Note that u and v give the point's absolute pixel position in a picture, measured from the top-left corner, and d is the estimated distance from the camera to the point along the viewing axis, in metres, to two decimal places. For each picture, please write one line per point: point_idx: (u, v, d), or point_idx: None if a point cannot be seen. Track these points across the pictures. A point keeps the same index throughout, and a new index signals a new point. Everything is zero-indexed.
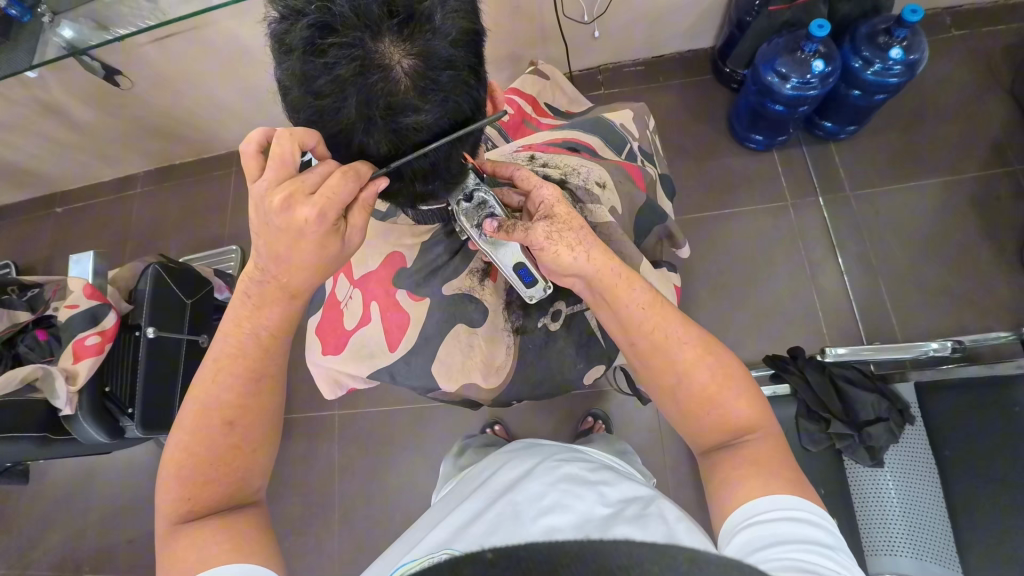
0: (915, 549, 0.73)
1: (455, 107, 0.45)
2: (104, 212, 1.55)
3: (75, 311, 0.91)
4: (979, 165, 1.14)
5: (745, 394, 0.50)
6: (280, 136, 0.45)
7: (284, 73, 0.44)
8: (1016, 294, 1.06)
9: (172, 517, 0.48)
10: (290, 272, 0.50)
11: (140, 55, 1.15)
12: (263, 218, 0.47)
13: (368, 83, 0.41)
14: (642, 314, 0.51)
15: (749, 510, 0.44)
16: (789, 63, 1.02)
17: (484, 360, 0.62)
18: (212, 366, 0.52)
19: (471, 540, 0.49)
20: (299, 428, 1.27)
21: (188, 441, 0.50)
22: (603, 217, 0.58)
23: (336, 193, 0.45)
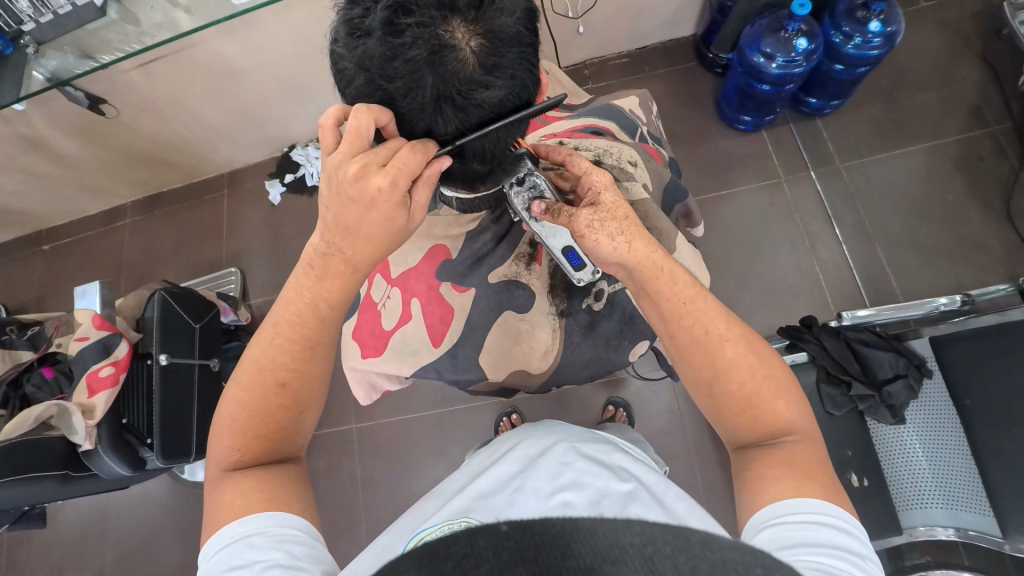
0: (946, 499, 0.80)
1: (520, 85, 0.46)
2: (94, 246, 1.51)
3: (85, 343, 0.89)
4: (959, 128, 1.19)
5: (786, 395, 0.50)
6: (359, 110, 0.44)
7: (353, 57, 0.45)
8: (1007, 247, 1.10)
9: (222, 463, 0.48)
10: (361, 249, 0.50)
11: (125, 82, 1.14)
12: (335, 193, 0.47)
13: (444, 62, 0.42)
14: (685, 308, 0.52)
15: (777, 510, 0.44)
16: (774, 43, 1.05)
17: (524, 348, 0.63)
18: (272, 326, 0.51)
19: (489, 512, 0.47)
20: (318, 445, 1.25)
21: (242, 394, 0.49)
22: (639, 193, 0.59)
23: (408, 163, 0.46)
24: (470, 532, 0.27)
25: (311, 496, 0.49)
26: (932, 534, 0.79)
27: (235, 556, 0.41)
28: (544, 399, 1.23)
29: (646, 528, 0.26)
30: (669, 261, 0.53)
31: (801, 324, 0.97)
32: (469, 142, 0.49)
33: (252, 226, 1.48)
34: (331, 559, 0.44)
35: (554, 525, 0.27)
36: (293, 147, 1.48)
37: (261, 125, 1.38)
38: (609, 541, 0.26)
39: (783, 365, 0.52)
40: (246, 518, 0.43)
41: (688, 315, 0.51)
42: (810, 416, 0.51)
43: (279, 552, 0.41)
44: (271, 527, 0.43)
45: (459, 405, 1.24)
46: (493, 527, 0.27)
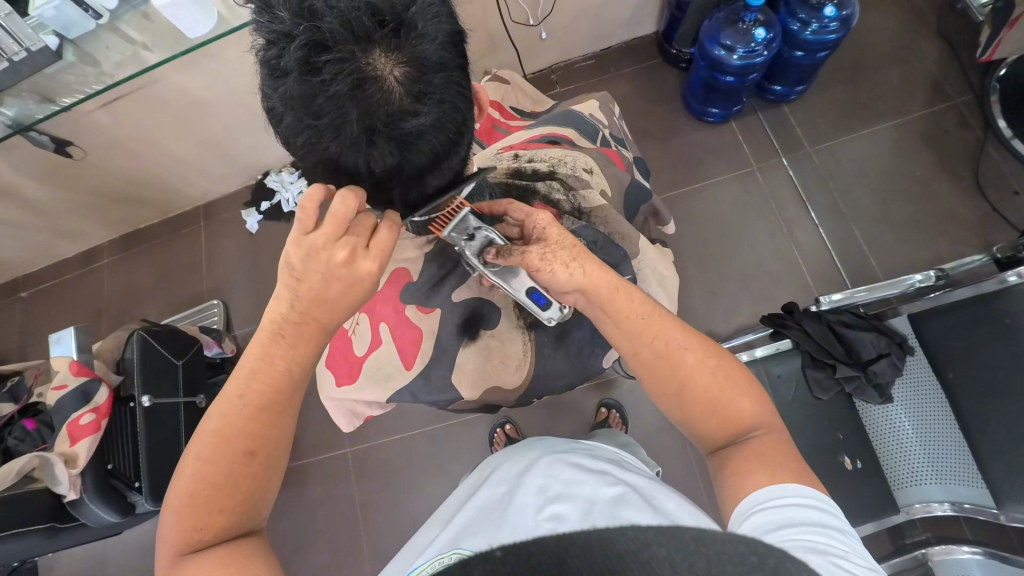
0: (938, 474, 0.79)
1: (450, 110, 0.45)
2: (73, 289, 1.50)
3: (63, 392, 0.87)
4: (922, 104, 1.20)
5: (748, 389, 0.51)
6: (346, 198, 0.46)
7: (278, 99, 0.44)
8: (980, 217, 1.11)
9: (181, 547, 0.46)
10: (333, 315, 0.51)
11: (90, 123, 1.13)
12: (317, 272, 0.49)
13: (367, 94, 0.41)
14: (642, 322, 0.52)
15: (769, 493, 0.43)
16: (733, 35, 1.06)
17: (498, 363, 0.62)
18: (235, 398, 0.50)
19: (481, 540, 0.46)
20: (314, 472, 1.24)
21: (200, 468, 0.47)
22: (596, 201, 0.60)
23: (390, 245, 0.50)
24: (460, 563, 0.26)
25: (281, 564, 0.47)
26: (929, 510, 0.79)
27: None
28: (537, 407, 1.22)
29: (639, 533, 0.27)
30: (623, 282, 0.53)
31: (782, 309, 0.97)
32: (410, 169, 0.47)
33: (231, 257, 1.47)
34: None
35: (547, 543, 0.26)
36: (267, 174, 1.48)
37: (231, 154, 1.37)
38: (606, 550, 0.26)
39: (740, 364, 0.52)
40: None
41: (645, 330, 0.52)
42: (773, 407, 0.51)
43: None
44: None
45: (452, 420, 1.24)
46: (487, 554, 0.27)
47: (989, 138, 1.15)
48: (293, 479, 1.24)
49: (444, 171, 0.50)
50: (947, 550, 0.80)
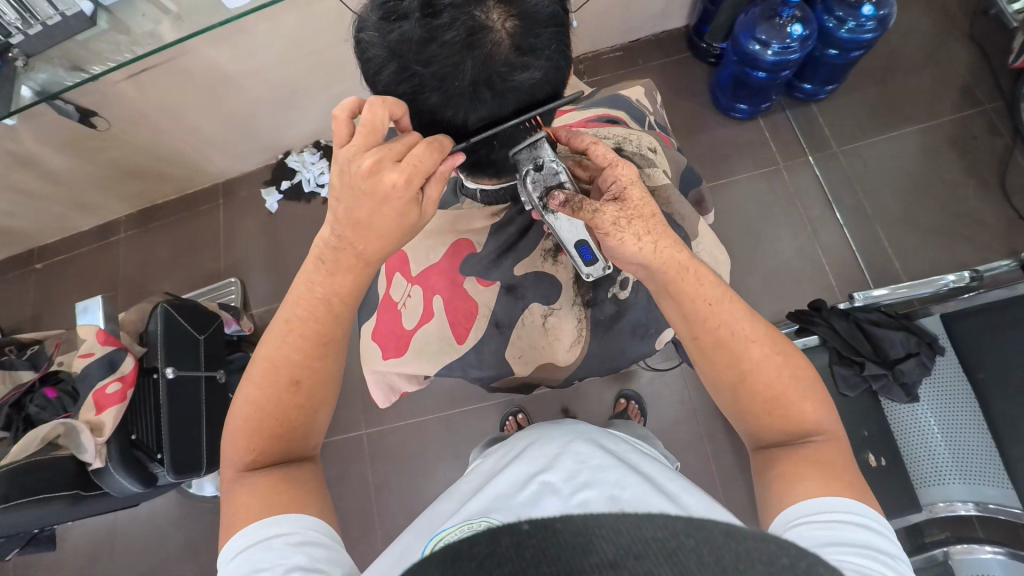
0: (963, 474, 0.79)
1: (555, 65, 0.45)
2: (88, 262, 1.49)
3: (91, 360, 0.87)
4: (952, 108, 1.21)
5: (809, 394, 0.51)
6: (374, 105, 0.44)
7: (386, 43, 0.44)
8: (1006, 223, 1.12)
9: (239, 465, 0.49)
10: (371, 242, 0.49)
11: (117, 94, 1.11)
12: (344, 187, 0.46)
13: (483, 42, 0.41)
14: (708, 309, 0.52)
15: (814, 506, 0.44)
16: (768, 30, 1.06)
17: (550, 340, 0.63)
18: (284, 325, 0.51)
19: (510, 512, 0.47)
20: (328, 454, 1.24)
21: (255, 392, 0.50)
22: (661, 180, 0.59)
23: (423, 161, 0.45)
24: (492, 532, 0.27)
25: (326, 497, 0.50)
26: (952, 509, 0.79)
27: (259, 561, 0.42)
28: (555, 396, 1.21)
29: (668, 524, 0.26)
30: (693, 261, 0.53)
31: (811, 306, 0.97)
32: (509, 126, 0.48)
33: (250, 236, 1.46)
34: (352, 561, 0.45)
35: (574, 522, 0.27)
36: (288, 154, 1.47)
37: (253, 133, 1.36)
38: (631, 535, 0.26)
39: (807, 365, 0.52)
40: (266, 522, 0.45)
41: (713, 315, 0.52)
42: (834, 415, 0.51)
43: (301, 555, 0.42)
44: (295, 528, 0.44)
45: (469, 406, 1.24)
46: (515, 524, 0.27)
47: (1017, 146, 1.15)
48: None
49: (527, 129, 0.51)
50: (968, 549, 0.80)
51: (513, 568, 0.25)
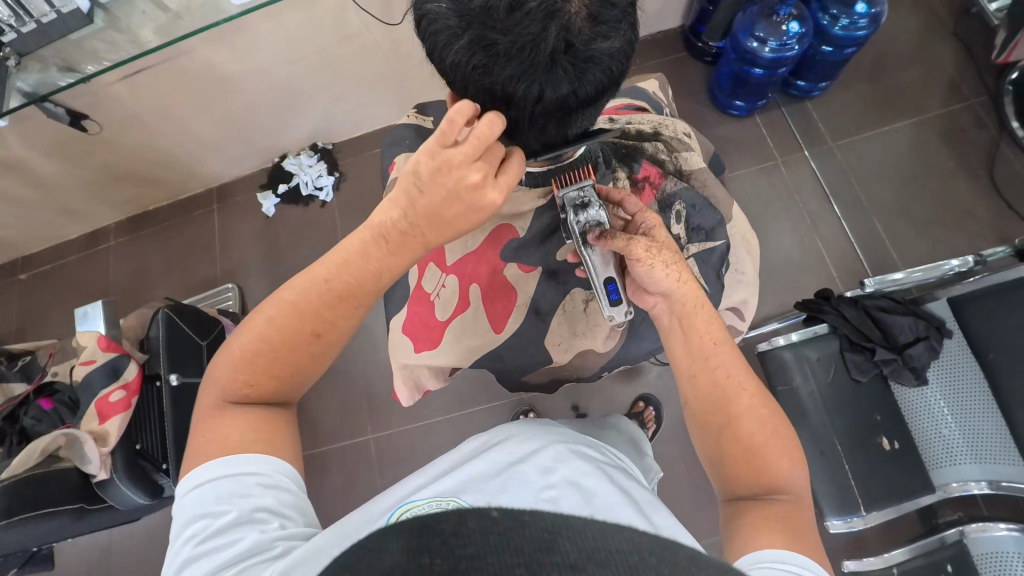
0: (976, 454, 0.80)
1: (627, 39, 0.46)
2: (75, 271, 1.44)
3: (92, 367, 0.84)
4: (940, 103, 1.25)
5: (789, 454, 0.50)
6: (496, 121, 0.45)
7: (463, 10, 0.43)
8: (997, 213, 1.16)
9: (227, 393, 0.49)
10: (438, 232, 0.50)
11: (109, 98, 1.07)
12: (444, 189, 0.47)
13: (567, 10, 0.41)
14: (711, 348, 0.53)
15: (781, 554, 0.42)
16: (766, 28, 1.08)
17: (591, 325, 0.67)
18: (321, 279, 0.50)
19: (483, 495, 0.43)
20: (334, 460, 1.21)
21: (269, 331, 0.50)
22: (697, 163, 0.68)
23: (516, 178, 0.50)
24: (460, 512, 0.25)
25: (298, 442, 0.52)
26: (965, 489, 0.80)
27: (227, 493, 0.44)
28: (565, 395, 1.21)
29: (632, 535, 0.24)
30: (711, 312, 0.55)
31: (818, 296, 1.00)
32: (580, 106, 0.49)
33: (246, 241, 1.43)
34: (314, 513, 0.47)
35: (543, 520, 0.25)
36: (285, 156, 1.45)
37: (250, 135, 1.33)
38: (597, 542, 0.23)
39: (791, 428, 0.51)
40: (240, 458, 0.46)
41: (716, 355, 0.52)
42: (804, 483, 0.50)
43: (269, 498, 0.44)
44: (268, 472, 0.46)
45: (479, 406, 1.22)
46: (484, 511, 0.25)
47: (1003, 138, 1.20)
48: (313, 467, 1.20)
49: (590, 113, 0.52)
50: (982, 527, 0.81)
51: (474, 551, 0.23)
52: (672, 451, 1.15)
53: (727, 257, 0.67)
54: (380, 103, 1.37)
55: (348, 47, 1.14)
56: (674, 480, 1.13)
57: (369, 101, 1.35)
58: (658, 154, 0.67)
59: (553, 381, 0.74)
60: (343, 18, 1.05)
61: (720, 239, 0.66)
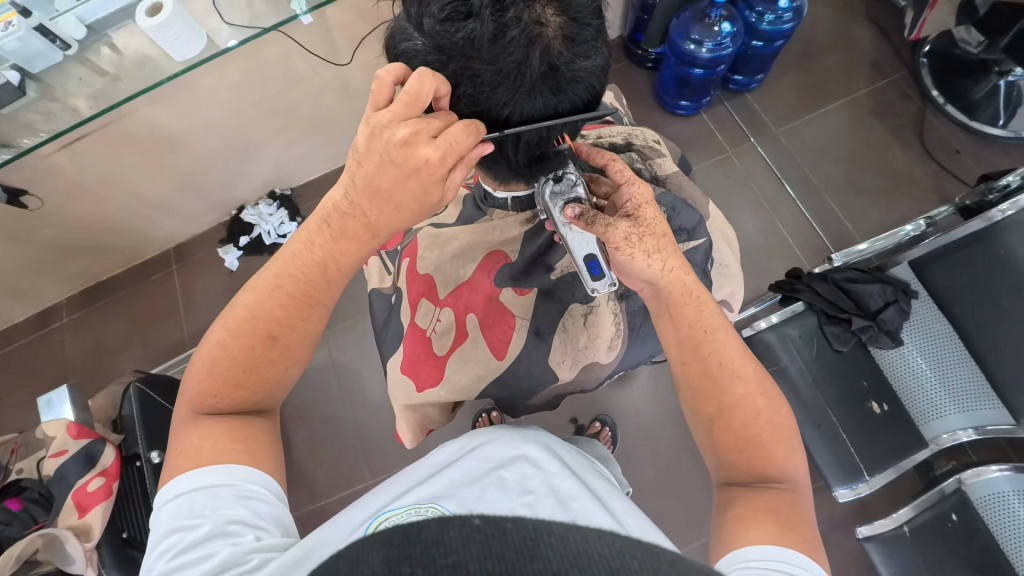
0: (958, 403, 0.86)
1: (605, 54, 0.47)
2: (26, 357, 1.34)
3: (64, 457, 0.78)
4: (867, 81, 1.34)
5: (784, 441, 0.51)
6: (423, 75, 0.42)
7: (446, 44, 0.44)
8: (934, 175, 1.25)
9: (197, 405, 0.47)
10: (385, 214, 0.47)
11: (47, 171, 1.02)
12: (377, 152, 0.43)
13: (545, 34, 0.43)
14: (705, 334, 0.53)
15: (771, 551, 0.43)
16: (701, 30, 1.13)
17: (592, 336, 0.68)
18: (273, 278, 0.49)
19: (464, 502, 0.46)
20: (336, 513, 1.15)
21: (229, 338, 0.48)
22: (670, 168, 0.71)
23: (462, 142, 0.43)
24: (441, 520, 0.25)
25: (279, 453, 0.49)
26: (955, 438, 0.86)
27: (198, 505, 0.41)
28: (562, 409, 1.20)
29: (619, 542, 0.25)
30: (699, 288, 0.55)
31: (789, 275, 1.02)
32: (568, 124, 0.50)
33: (211, 299, 1.37)
34: (291, 524, 0.44)
35: (527, 525, 0.25)
36: (243, 208, 1.41)
37: (202, 190, 1.29)
38: (577, 551, 0.24)
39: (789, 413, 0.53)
40: (211, 468, 0.43)
41: (708, 342, 0.53)
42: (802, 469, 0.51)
43: (243, 509, 0.41)
44: (240, 481, 0.43)
45: None
46: (465, 519, 0.26)
47: (927, 107, 1.30)
48: (313, 525, 1.15)
49: (574, 128, 0.53)
50: (976, 473, 0.86)
51: (456, 560, 0.24)
52: (676, 448, 1.16)
53: (710, 252, 0.69)
54: (335, 142, 1.35)
55: (297, 91, 1.12)
56: (682, 477, 1.13)
57: (323, 142, 1.33)
58: (633, 163, 0.69)
59: (556, 398, 0.74)
60: (291, 62, 1.04)
61: (702, 236, 0.68)
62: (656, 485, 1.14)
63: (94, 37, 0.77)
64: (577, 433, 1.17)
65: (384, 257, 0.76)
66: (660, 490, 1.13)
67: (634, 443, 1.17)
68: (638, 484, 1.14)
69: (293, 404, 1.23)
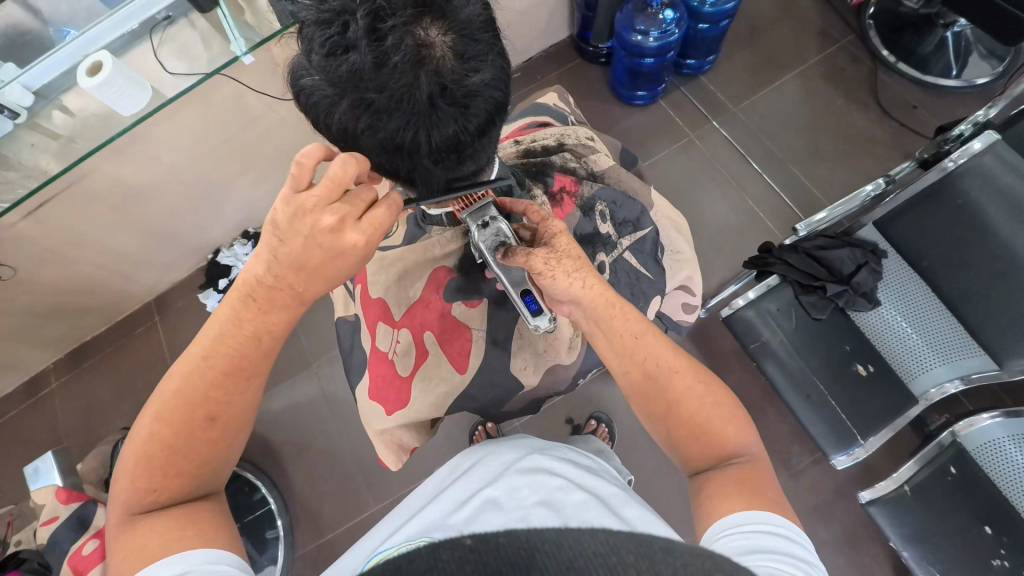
0: (941, 355, 0.86)
1: (500, 68, 0.49)
2: (20, 427, 1.33)
3: (55, 524, 0.78)
4: (818, 49, 1.35)
5: (735, 418, 0.51)
6: (347, 161, 0.46)
7: (334, 78, 0.45)
8: (892, 134, 1.26)
9: (134, 505, 0.45)
10: (310, 285, 0.51)
11: (16, 239, 1.02)
12: (300, 235, 0.47)
13: (432, 55, 0.44)
14: (634, 341, 0.54)
15: (737, 519, 0.44)
16: (645, 20, 1.14)
17: (551, 340, 0.69)
18: (200, 359, 0.49)
19: (450, 527, 0.44)
20: (344, 544, 1.15)
21: (161, 428, 0.47)
22: (606, 162, 0.73)
23: (382, 224, 0.49)
24: (432, 547, 0.25)
25: (233, 531, 0.48)
26: (943, 392, 0.85)
27: None
28: (556, 411, 1.20)
29: (611, 537, 0.26)
30: (621, 299, 0.55)
31: (761, 251, 1.01)
32: (475, 142, 0.51)
33: None
34: None
35: (520, 538, 0.25)
36: (218, 251, 1.41)
37: (174, 239, 1.29)
38: (573, 550, 0.25)
39: (727, 390, 0.53)
40: (166, 560, 0.41)
41: (638, 347, 0.53)
42: (757, 441, 0.51)
43: None
44: (198, 564, 0.41)
45: None
46: (456, 541, 0.25)
47: (879, 68, 1.32)
48: (324, 558, 1.14)
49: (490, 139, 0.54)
50: (970, 423, 0.86)
51: None
52: None
53: (659, 240, 0.71)
54: None
55: (254, 130, 1.13)
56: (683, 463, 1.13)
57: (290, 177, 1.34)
58: (567, 163, 0.71)
59: (535, 403, 0.75)
60: (244, 102, 1.05)
61: (647, 226, 0.70)
62: (658, 475, 1.13)
63: (43, 102, 0.75)
64: (573, 434, 1.17)
65: (348, 284, 0.76)
66: (664, 480, 1.13)
67: (631, 436, 1.17)
68: (641, 476, 1.14)
69: (291, 440, 1.23)
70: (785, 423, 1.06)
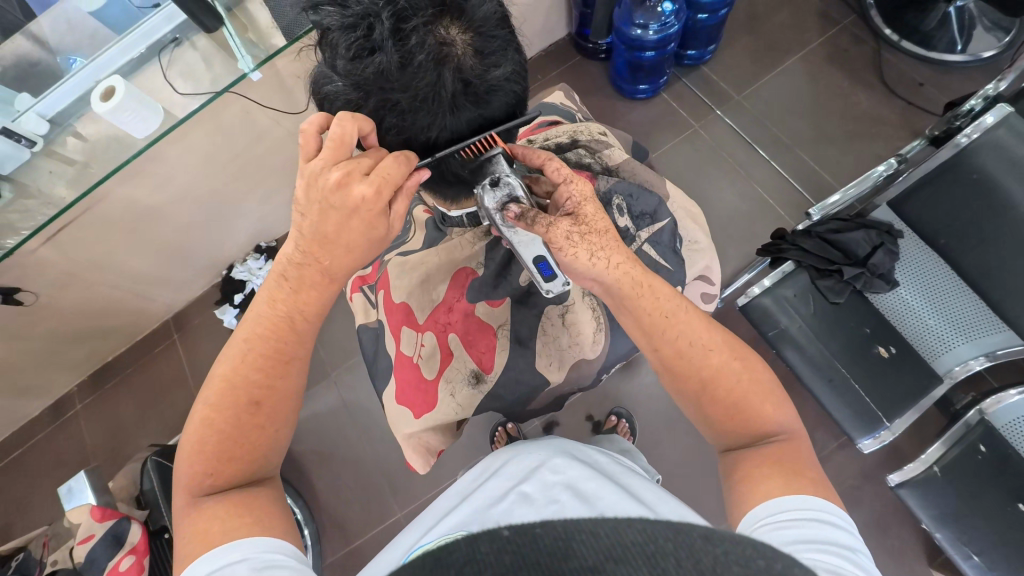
0: (965, 333, 0.86)
1: (517, 61, 0.50)
2: (48, 449, 1.36)
3: (91, 542, 0.78)
4: (819, 32, 1.34)
5: (771, 396, 0.52)
6: (343, 119, 0.45)
7: (360, 80, 0.46)
8: (899, 113, 1.26)
9: (196, 491, 0.46)
10: (338, 258, 0.50)
11: (37, 265, 1.04)
12: (316, 200, 0.47)
13: (453, 53, 0.46)
14: (665, 320, 0.54)
15: (774, 506, 0.44)
16: (644, 14, 1.13)
17: (573, 334, 0.69)
18: (244, 344, 0.51)
19: (489, 519, 0.45)
20: (373, 550, 1.16)
21: (212, 413, 0.48)
22: (619, 156, 0.74)
23: (393, 173, 0.46)
24: (472, 537, 0.26)
25: (289, 516, 0.48)
26: (968, 369, 0.85)
27: None
28: (576, 408, 1.20)
29: (648, 525, 0.26)
30: (647, 277, 0.55)
31: (774, 238, 1.01)
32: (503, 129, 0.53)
33: None
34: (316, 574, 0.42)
35: (556, 526, 0.26)
36: (232, 267, 1.42)
37: (189, 258, 1.31)
38: (609, 541, 0.25)
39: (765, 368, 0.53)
40: (225, 547, 0.42)
41: (669, 325, 0.53)
42: (794, 417, 0.52)
43: None
44: (255, 552, 0.41)
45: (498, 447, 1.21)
46: (494, 533, 0.26)
47: (882, 48, 1.31)
48: (353, 566, 1.15)
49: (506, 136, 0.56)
50: (996, 400, 0.85)
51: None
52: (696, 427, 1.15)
53: (677, 231, 0.72)
54: None
55: (262, 146, 1.14)
56: (706, 455, 1.13)
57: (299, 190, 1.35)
58: (582, 159, 0.72)
59: (560, 399, 0.75)
60: (252, 119, 1.06)
61: (665, 217, 0.70)
62: (682, 468, 1.13)
63: (58, 129, 0.76)
64: (594, 430, 1.17)
65: (367, 292, 0.77)
66: (688, 472, 1.13)
67: (653, 429, 1.16)
68: (665, 469, 1.13)
69: (314, 450, 1.24)
70: (808, 410, 1.06)
